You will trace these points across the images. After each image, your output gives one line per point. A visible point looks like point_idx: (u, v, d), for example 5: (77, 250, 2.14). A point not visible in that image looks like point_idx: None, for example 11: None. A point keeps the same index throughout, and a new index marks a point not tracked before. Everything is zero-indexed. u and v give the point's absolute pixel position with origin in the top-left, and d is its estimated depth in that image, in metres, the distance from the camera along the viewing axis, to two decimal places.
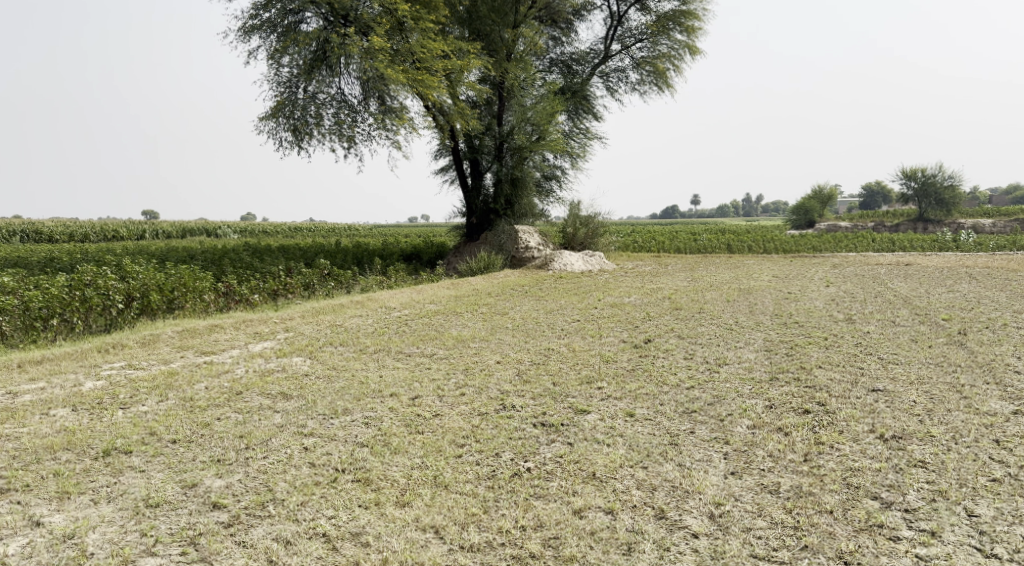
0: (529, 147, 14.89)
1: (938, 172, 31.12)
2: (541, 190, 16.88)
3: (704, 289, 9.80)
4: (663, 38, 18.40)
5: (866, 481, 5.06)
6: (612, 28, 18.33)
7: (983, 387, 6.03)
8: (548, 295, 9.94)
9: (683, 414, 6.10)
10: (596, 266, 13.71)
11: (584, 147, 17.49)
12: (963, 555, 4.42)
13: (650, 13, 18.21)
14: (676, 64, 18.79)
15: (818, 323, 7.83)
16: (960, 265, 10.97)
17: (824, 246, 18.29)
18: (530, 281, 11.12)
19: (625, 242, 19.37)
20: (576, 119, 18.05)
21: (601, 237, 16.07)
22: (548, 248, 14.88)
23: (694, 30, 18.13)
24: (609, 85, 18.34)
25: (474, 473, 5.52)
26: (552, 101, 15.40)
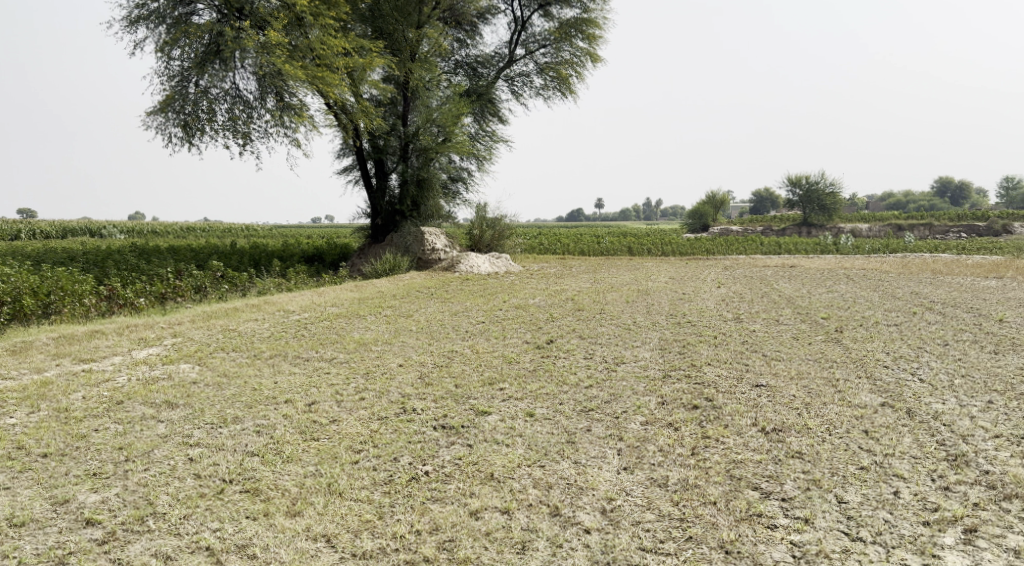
0: (434, 148, 14.92)
1: (822, 179, 33.02)
2: (447, 192, 16.87)
3: (605, 291, 10.03)
4: (566, 45, 18.71)
5: (747, 472, 5.31)
6: (516, 33, 18.49)
7: (856, 381, 6.42)
8: (453, 297, 9.91)
9: (581, 413, 6.21)
10: (503, 268, 13.82)
11: (490, 150, 17.58)
12: (832, 540, 4.69)
13: (552, 19, 18.50)
14: (579, 70, 19.16)
15: (709, 322, 8.16)
16: (839, 267, 11.69)
17: (717, 249, 19.14)
18: (436, 283, 11.05)
19: (531, 244, 19.64)
20: (482, 121, 18.13)
21: (507, 240, 16.26)
22: (454, 250, 14.88)
23: (595, 38, 18.54)
24: (514, 89, 18.50)
25: (370, 479, 5.44)
26: (458, 103, 15.42)
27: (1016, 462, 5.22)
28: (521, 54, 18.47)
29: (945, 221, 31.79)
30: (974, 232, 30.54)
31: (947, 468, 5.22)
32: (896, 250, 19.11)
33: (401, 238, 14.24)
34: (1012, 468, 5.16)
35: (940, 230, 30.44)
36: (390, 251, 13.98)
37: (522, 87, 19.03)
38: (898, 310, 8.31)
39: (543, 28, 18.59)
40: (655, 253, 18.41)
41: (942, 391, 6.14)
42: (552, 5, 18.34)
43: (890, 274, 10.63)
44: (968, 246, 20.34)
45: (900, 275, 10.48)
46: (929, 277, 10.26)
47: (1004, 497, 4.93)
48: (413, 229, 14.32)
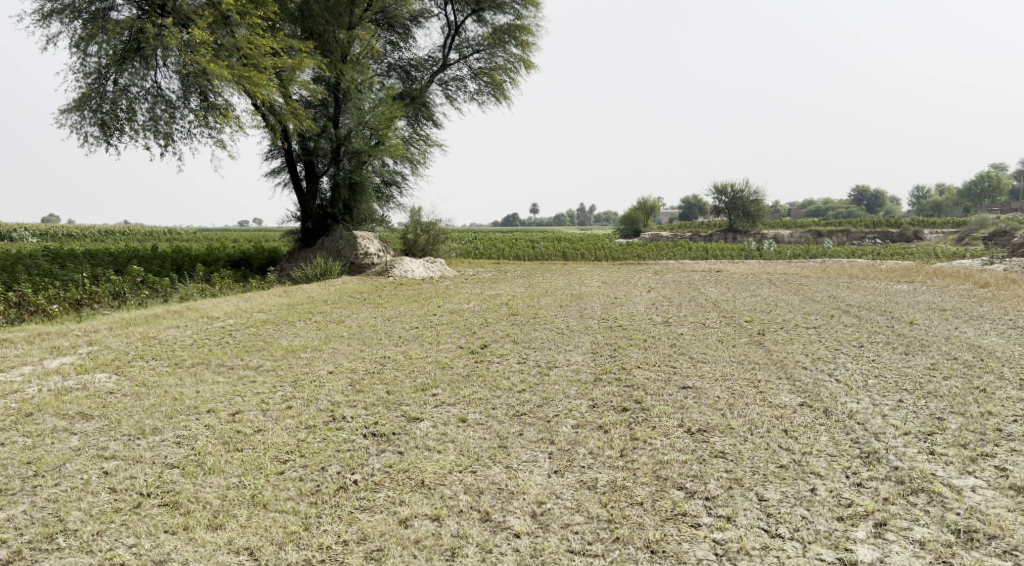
0: (366, 151, 14.76)
1: (746, 187, 34.17)
2: (380, 196, 16.71)
3: (538, 295, 10.12)
4: (499, 51, 18.80)
5: (673, 472, 5.43)
6: (450, 37, 18.48)
7: (776, 382, 6.64)
8: (387, 302, 9.81)
9: (513, 418, 6.22)
10: (437, 272, 13.79)
11: (424, 154, 17.50)
12: (752, 537, 4.84)
13: (486, 25, 18.57)
14: (512, 76, 19.27)
15: (638, 326, 8.33)
16: (762, 272, 12.10)
17: (648, 254, 19.58)
18: (369, 288, 10.91)
19: (467, 249, 19.64)
20: (416, 125, 18.01)
21: (442, 244, 16.25)
22: (388, 254, 14.78)
23: (528, 44, 18.69)
24: (448, 93, 18.46)
25: (296, 490, 5.31)
26: (391, 106, 15.33)
27: (923, 457, 5.40)
28: (454, 59, 18.45)
29: (861, 228, 33.39)
30: (887, 238, 32.18)
31: (860, 465, 5.38)
32: (816, 255, 19.97)
33: (333, 242, 14.04)
34: (919, 463, 5.34)
35: (856, 236, 31.93)
36: (321, 256, 13.77)
37: (456, 91, 19.00)
38: (816, 313, 8.66)
39: (476, 33, 18.63)
40: (588, 258, 18.70)
41: (857, 391, 6.37)
42: (486, 11, 18.40)
43: (810, 278, 11.08)
44: (880, 252, 21.41)
45: (819, 279, 10.94)
46: (845, 281, 10.73)
47: (911, 491, 5.10)
48: (345, 233, 14.14)
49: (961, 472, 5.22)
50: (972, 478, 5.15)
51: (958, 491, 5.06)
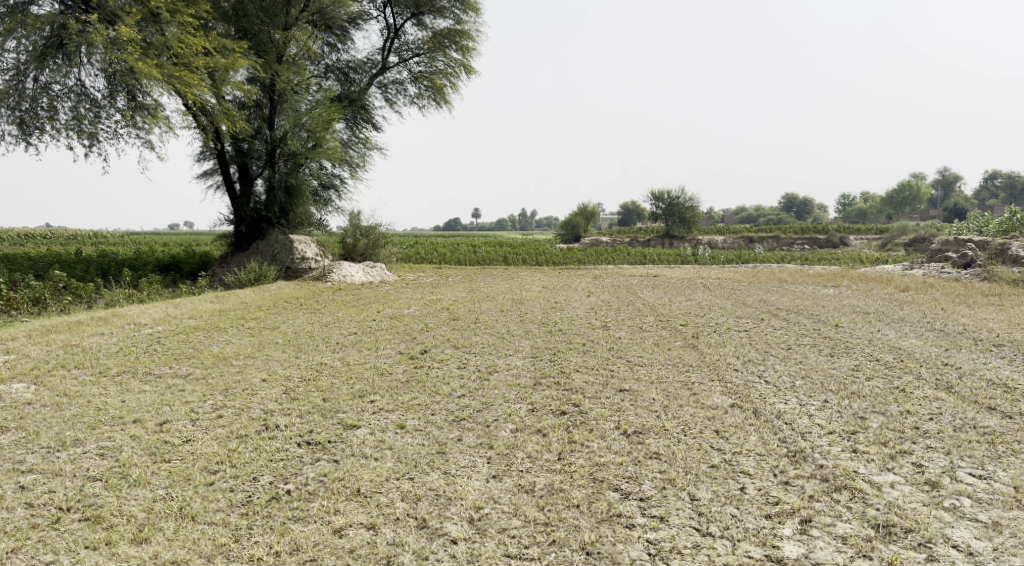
0: (303, 153, 14.51)
1: (682, 194, 35.01)
2: (317, 199, 16.47)
3: (479, 300, 10.12)
4: (439, 55, 18.77)
5: (610, 474, 5.49)
6: (389, 40, 18.35)
7: (709, 384, 6.81)
8: (324, 308, 9.64)
9: (452, 423, 6.16)
10: (377, 277, 13.66)
11: (364, 158, 17.32)
12: (684, 536, 4.94)
13: (425, 29, 18.52)
14: (453, 81, 19.26)
15: (578, 330, 8.42)
16: (697, 276, 12.41)
17: (588, 259, 19.84)
18: (306, 293, 10.71)
19: (408, 253, 19.52)
20: (355, 127, 17.81)
21: (382, 248, 16.14)
22: (325, 259, 14.57)
23: (469, 50, 18.71)
24: (388, 96, 18.31)
25: (226, 501, 5.18)
26: (328, 108, 15.13)
27: (846, 455, 5.58)
28: (394, 62, 18.33)
29: (792, 235, 34.59)
30: (816, 244, 33.44)
31: (787, 463, 5.53)
32: (748, 260, 20.61)
33: (268, 246, 13.75)
34: (842, 461, 5.51)
35: (786, 242, 33.07)
36: (256, 260, 13.46)
37: (396, 94, 18.87)
38: (748, 316, 8.93)
39: (416, 37, 18.57)
40: (530, 263, 18.85)
41: (785, 392, 6.58)
42: (425, 15, 18.35)
43: (742, 283, 11.42)
44: (808, 257, 22.22)
45: (750, 284, 11.28)
46: (775, 285, 11.10)
47: (835, 488, 5.26)
48: (281, 237, 13.88)
49: (881, 469, 5.41)
50: (892, 475, 5.35)
51: (878, 487, 5.24)
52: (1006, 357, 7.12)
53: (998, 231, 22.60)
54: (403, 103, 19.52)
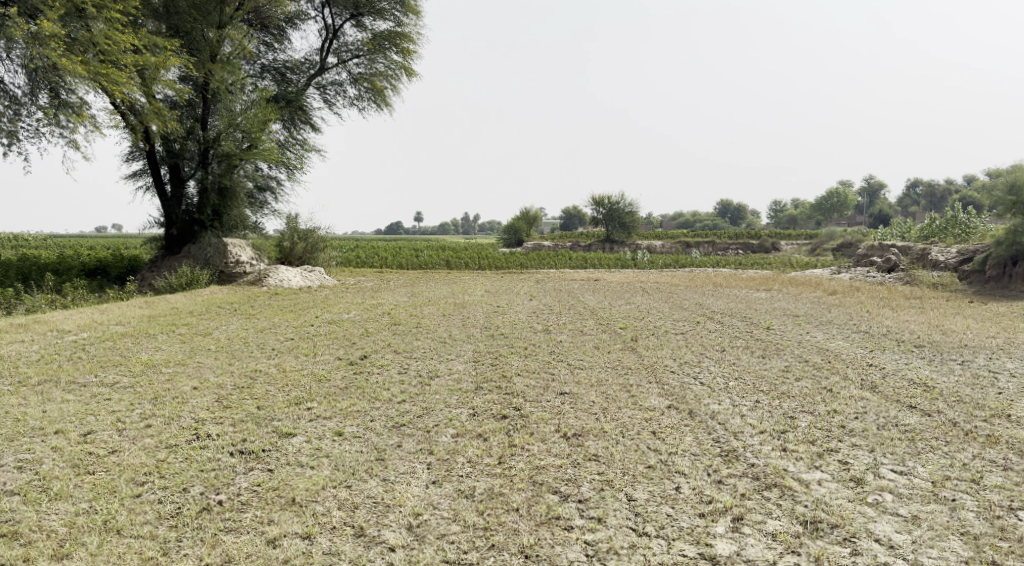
0: (238, 155, 14.20)
1: (621, 200, 35.62)
2: (253, 202, 16.14)
3: (421, 304, 10.06)
4: (379, 57, 18.60)
5: (549, 477, 5.52)
6: (327, 41, 18.08)
7: (647, 386, 6.93)
8: (260, 313, 9.42)
9: (392, 429, 6.07)
10: (315, 281, 13.44)
11: (301, 159, 17.02)
12: (621, 536, 5.00)
13: (365, 30, 18.32)
14: (394, 83, 19.11)
15: (520, 334, 8.46)
16: (636, 281, 12.65)
17: (531, 263, 19.97)
18: (241, 298, 10.44)
19: (349, 257, 19.26)
20: (292, 128, 17.49)
21: (320, 252, 15.92)
22: (260, 263, 14.23)
23: (410, 52, 18.61)
24: (326, 97, 18.03)
25: (154, 513, 5.01)
26: (264, 109, 14.80)
27: (776, 453, 5.74)
28: (333, 63, 18.06)
29: (727, 240, 35.62)
30: (749, 249, 34.50)
31: (720, 463, 5.67)
32: (685, 265, 21.13)
33: (200, 249, 13.29)
34: (773, 460, 5.66)
35: (721, 247, 34.00)
36: (188, 264, 13.00)
37: (335, 96, 18.59)
38: (684, 320, 9.13)
39: (356, 38, 18.34)
40: (472, 267, 18.87)
41: (719, 393, 6.76)
42: (365, 16, 18.16)
43: (679, 287, 11.66)
44: (742, 262, 22.92)
45: (687, 288, 11.57)
46: (711, 289, 11.41)
47: (766, 486, 5.39)
48: (213, 240, 13.45)
49: (810, 467, 5.55)
50: (819, 472, 5.49)
51: (807, 484, 5.37)
52: (925, 357, 7.47)
53: (918, 238, 23.81)
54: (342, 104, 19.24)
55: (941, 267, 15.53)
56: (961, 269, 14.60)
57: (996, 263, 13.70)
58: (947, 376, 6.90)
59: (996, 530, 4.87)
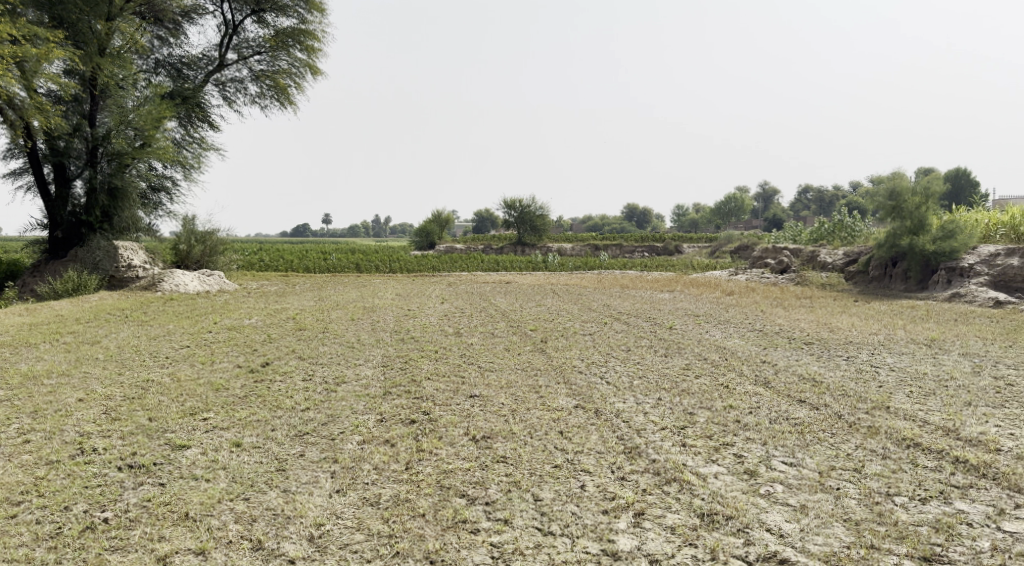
0: (130, 153, 13.56)
1: (533, 203, 36.10)
2: (146, 203, 15.50)
3: (329, 308, 9.85)
4: (283, 54, 18.13)
5: (456, 481, 5.45)
6: (227, 36, 17.47)
7: (556, 386, 7.02)
8: (153, 319, 8.98)
9: (294, 438, 5.88)
10: (214, 286, 12.97)
11: (199, 159, 16.40)
12: (526, 537, 4.98)
13: (267, 26, 17.82)
14: (297, 81, 18.69)
15: (430, 338, 8.41)
16: (547, 283, 12.89)
17: (444, 266, 19.91)
18: (133, 304, 9.92)
19: (252, 261, 18.73)
20: (189, 127, 16.82)
21: (219, 256, 15.52)
22: (154, 267, 13.61)
23: (314, 50, 18.24)
24: (226, 94, 17.41)
25: (31, 535, 4.69)
26: (160, 106, 14.16)
27: (677, 449, 5.92)
28: (232, 59, 17.47)
29: (634, 243, 36.67)
30: (654, 251, 35.67)
31: (624, 460, 5.79)
32: (593, 267, 21.62)
33: (88, 253, 12.56)
34: (673, 455, 5.83)
35: (629, 249, 35.03)
36: (74, 268, 12.23)
37: (235, 93, 17.98)
38: (592, 320, 9.33)
39: (257, 34, 17.82)
40: (383, 270, 18.72)
41: (624, 391, 6.92)
42: (266, 12, 17.66)
43: (588, 288, 11.92)
44: (648, 264, 23.67)
45: (595, 289, 11.83)
46: (618, 291, 11.71)
47: (666, 481, 5.53)
48: (103, 243, 12.74)
49: (707, 461, 5.75)
50: (716, 466, 5.69)
51: (704, 478, 5.55)
52: (814, 353, 7.91)
53: (809, 241, 25.27)
54: (242, 102, 18.63)
55: (830, 268, 16.54)
56: (848, 270, 15.71)
57: (879, 264, 14.83)
58: (833, 371, 7.32)
59: (875, 515, 5.07)
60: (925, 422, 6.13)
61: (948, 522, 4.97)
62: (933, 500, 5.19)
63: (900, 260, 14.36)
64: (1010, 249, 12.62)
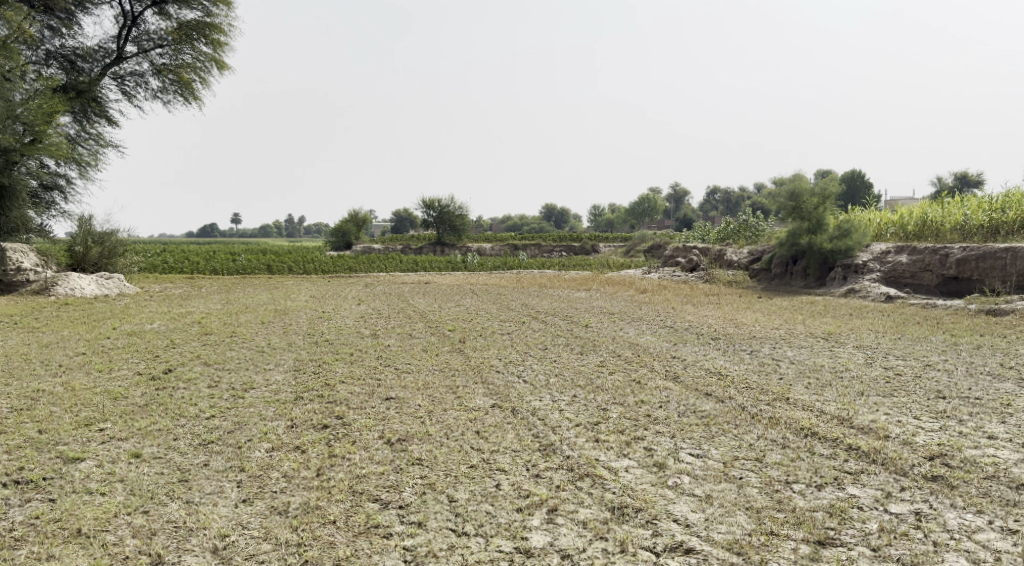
0: (19, 150, 12.78)
1: (451, 203, 36.03)
2: (37, 202, 14.67)
3: (237, 311, 9.56)
4: (187, 48, 17.47)
5: (370, 485, 5.35)
6: (125, 28, 16.68)
7: (472, 386, 7.04)
8: (46, 326, 8.47)
9: (198, 447, 5.67)
10: (113, 289, 12.37)
11: (96, 156, 15.63)
12: (440, 539, 4.89)
13: (169, 18, 17.12)
14: (203, 76, 18.05)
15: (345, 340, 8.28)
16: (466, 283, 12.92)
17: (361, 266, 19.70)
18: (22, 310, 9.32)
19: (153, 262, 18.00)
20: (84, 122, 15.98)
21: (118, 257, 14.86)
22: (47, 270, 12.84)
23: (220, 44, 17.68)
24: (126, 88, 16.62)
25: None
26: (51, 99, 13.40)
27: (590, 445, 6.03)
28: (132, 52, 16.70)
29: (550, 243, 37.07)
30: (572, 250, 36.23)
31: (539, 457, 5.84)
32: (512, 266, 21.79)
33: None
34: (586, 451, 5.93)
35: (547, 249, 35.44)
36: None
37: (135, 88, 17.17)
38: (510, 320, 9.39)
39: (158, 26, 17.10)
40: (296, 271, 18.40)
41: (540, 390, 7.00)
42: (168, 4, 16.98)
43: (506, 287, 12.02)
44: (566, 263, 24.03)
45: (514, 289, 11.91)
46: (536, 290, 11.84)
47: (578, 476, 5.61)
48: None
49: (618, 455, 5.88)
50: (627, 460, 5.82)
51: (616, 472, 5.66)
52: (721, 348, 8.22)
53: (717, 240, 26.26)
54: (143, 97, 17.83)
55: (735, 266, 17.26)
56: (752, 267, 16.42)
57: (781, 261, 15.58)
58: (738, 365, 7.63)
59: (775, 503, 5.25)
60: (822, 412, 6.47)
61: (841, 506, 5.19)
62: (828, 486, 5.43)
63: (800, 258, 15.13)
64: (899, 247, 13.42)
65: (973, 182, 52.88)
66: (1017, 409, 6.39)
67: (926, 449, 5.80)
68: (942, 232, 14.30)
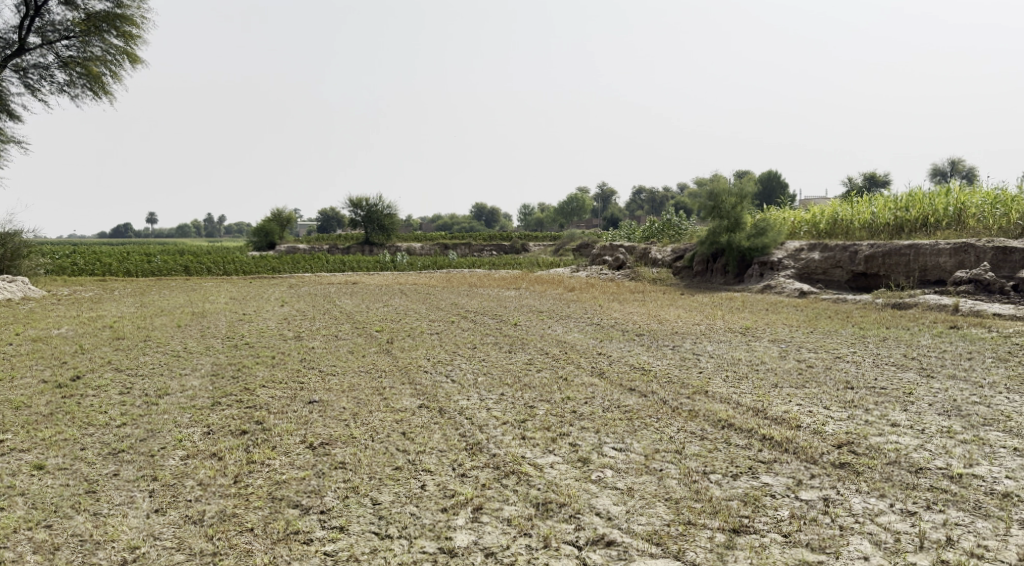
0: None
1: (379, 203, 35.63)
2: None
3: (152, 315, 9.23)
4: (95, 41, 16.72)
5: (290, 491, 5.24)
6: (27, 18, 15.84)
7: (399, 387, 6.99)
8: None
9: (107, 457, 5.45)
10: (15, 291, 11.76)
11: None
12: (362, 542, 4.81)
13: (76, 9, 16.34)
14: (114, 70, 17.31)
15: (267, 343, 8.12)
16: (394, 282, 12.82)
17: (286, 266, 19.32)
18: None
19: (62, 264, 17.19)
20: None
21: (22, 258, 14.13)
22: None
23: (132, 37, 16.99)
24: (29, 81, 15.79)
25: None
26: None
27: (516, 442, 6.07)
28: (35, 44, 15.88)
29: (480, 243, 37.13)
30: (502, 250, 36.38)
31: (465, 456, 5.85)
32: (442, 265, 21.72)
33: None
34: (512, 449, 5.98)
35: (477, 248, 35.48)
36: None
37: (38, 81, 16.32)
38: (439, 320, 9.37)
39: (65, 17, 16.30)
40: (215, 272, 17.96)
41: (467, 389, 7.01)
42: None
43: (436, 287, 11.99)
44: (496, 262, 24.11)
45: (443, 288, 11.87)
46: (465, 289, 11.84)
47: (504, 474, 5.64)
48: None
49: (544, 452, 5.95)
50: (552, 456, 5.89)
51: (541, 468, 5.72)
52: (644, 344, 8.42)
53: (643, 238, 26.82)
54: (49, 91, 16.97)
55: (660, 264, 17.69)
56: (675, 265, 16.88)
57: (703, 259, 16.09)
58: (660, 360, 7.84)
59: (692, 493, 5.40)
60: (739, 404, 6.70)
61: (755, 495, 5.37)
62: (743, 476, 5.62)
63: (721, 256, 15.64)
64: (812, 244, 14.01)
65: (881, 181, 55.80)
66: (917, 397, 6.76)
67: (835, 438, 6.08)
68: (853, 230, 15.00)
